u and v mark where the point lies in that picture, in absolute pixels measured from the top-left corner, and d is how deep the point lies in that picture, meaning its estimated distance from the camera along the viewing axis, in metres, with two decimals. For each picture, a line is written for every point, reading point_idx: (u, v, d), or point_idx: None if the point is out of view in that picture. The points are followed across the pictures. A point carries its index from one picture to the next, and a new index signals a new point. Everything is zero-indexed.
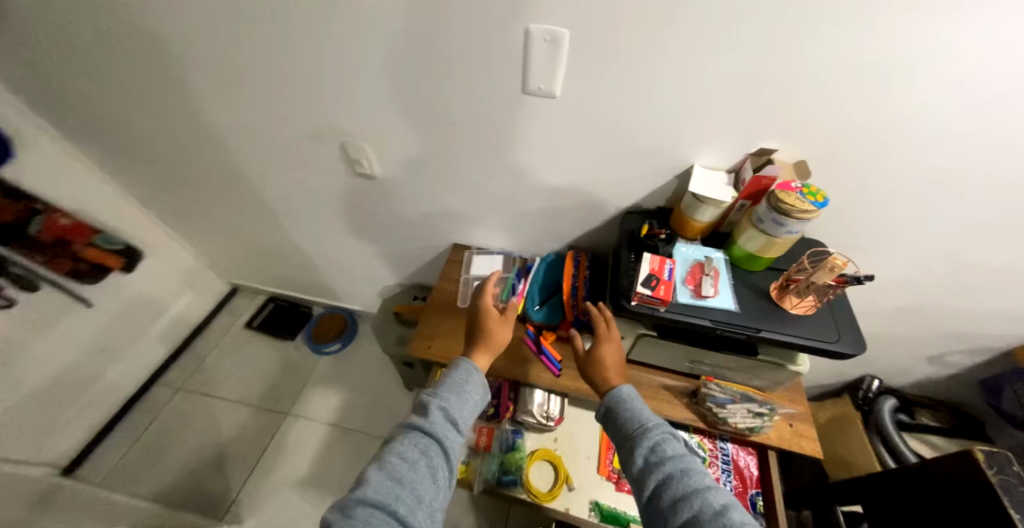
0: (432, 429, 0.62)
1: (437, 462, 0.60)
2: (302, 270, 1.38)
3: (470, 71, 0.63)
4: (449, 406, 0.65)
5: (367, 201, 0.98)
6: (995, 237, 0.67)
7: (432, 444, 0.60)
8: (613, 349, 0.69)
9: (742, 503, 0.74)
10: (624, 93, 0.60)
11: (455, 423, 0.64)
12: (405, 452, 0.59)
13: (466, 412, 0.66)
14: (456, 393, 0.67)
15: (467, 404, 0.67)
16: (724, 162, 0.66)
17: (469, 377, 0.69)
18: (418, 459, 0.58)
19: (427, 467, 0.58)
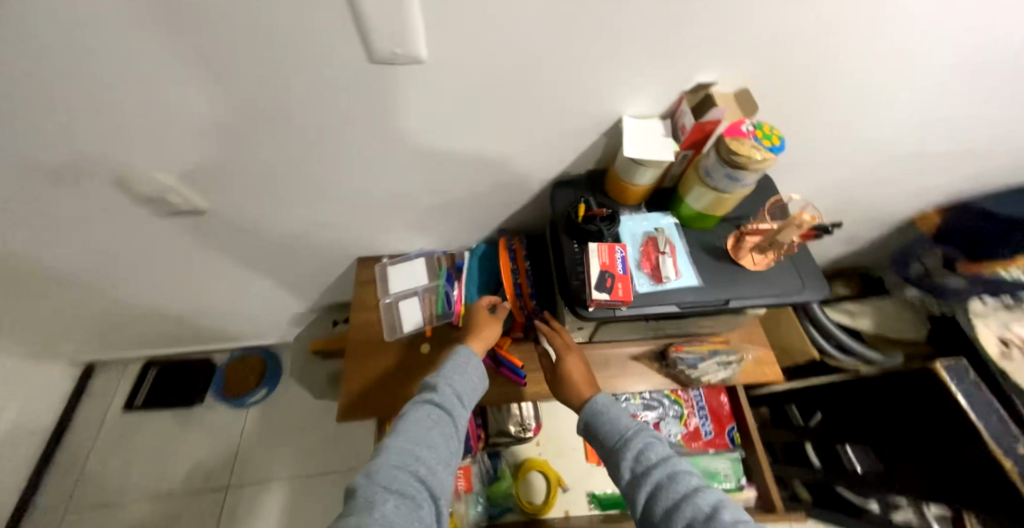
0: (440, 399, 0.54)
1: (451, 434, 0.53)
2: (171, 328, 1.07)
3: (276, 43, 0.39)
4: (456, 379, 0.57)
5: (215, 240, 0.72)
6: (930, 124, 0.62)
7: (442, 416, 0.53)
8: (577, 361, 0.60)
9: (720, 444, 0.76)
10: (518, 35, 0.41)
11: (464, 396, 0.56)
12: (416, 420, 0.52)
13: (475, 389, 0.59)
14: (463, 366, 0.59)
15: (474, 380, 0.59)
16: (655, 107, 0.52)
17: (472, 354, 0.61)
18: (431, 428, 0.52)
19: (441, 437, 0.51)
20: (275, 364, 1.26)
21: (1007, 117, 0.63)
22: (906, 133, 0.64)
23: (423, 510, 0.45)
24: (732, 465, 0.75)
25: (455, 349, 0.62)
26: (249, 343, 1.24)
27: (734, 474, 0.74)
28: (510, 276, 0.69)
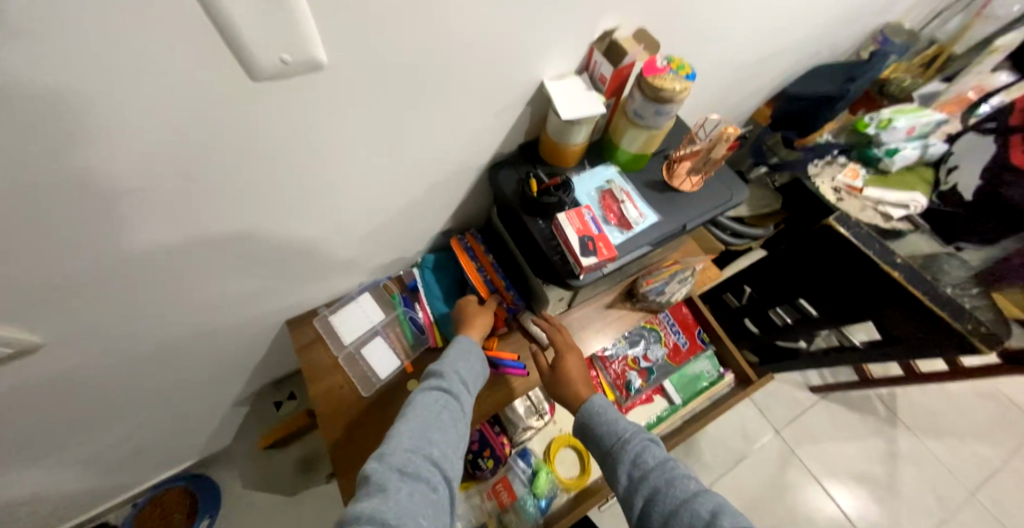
0: (444, 386, 0.51)
1: (460, 421, 0.49)
2: (27, 520, 0.77)
3: (111, 100, 0.27)
4: (459, 367, 0.54)
5: (75, 383, 0.52)
6: (762, 30, 0.74)
7: (450, 401, 0.50)
8: (575, 358, 0.62)
9: (696, 346, 0.86)
10: (435, 17, 0.35)
11: (467, 383, 0.53)
12: (421, 407, 0.48)
13: (478, 376, 0.56)
14: (464, 354, 0.56)
15: (475, 368, 0.56)
16: (570, 64, 0.52)
17: (470, 342, 0.58)
18: (439, 414, 0.48)
19: (449, 423, 0.48)
20: (207, 486, 1.01)
21: (806, 15, 0.78)
22: (749, 42, 0.75)
23: (438, 494, 0.42)
24: (710, 361, 0.86)
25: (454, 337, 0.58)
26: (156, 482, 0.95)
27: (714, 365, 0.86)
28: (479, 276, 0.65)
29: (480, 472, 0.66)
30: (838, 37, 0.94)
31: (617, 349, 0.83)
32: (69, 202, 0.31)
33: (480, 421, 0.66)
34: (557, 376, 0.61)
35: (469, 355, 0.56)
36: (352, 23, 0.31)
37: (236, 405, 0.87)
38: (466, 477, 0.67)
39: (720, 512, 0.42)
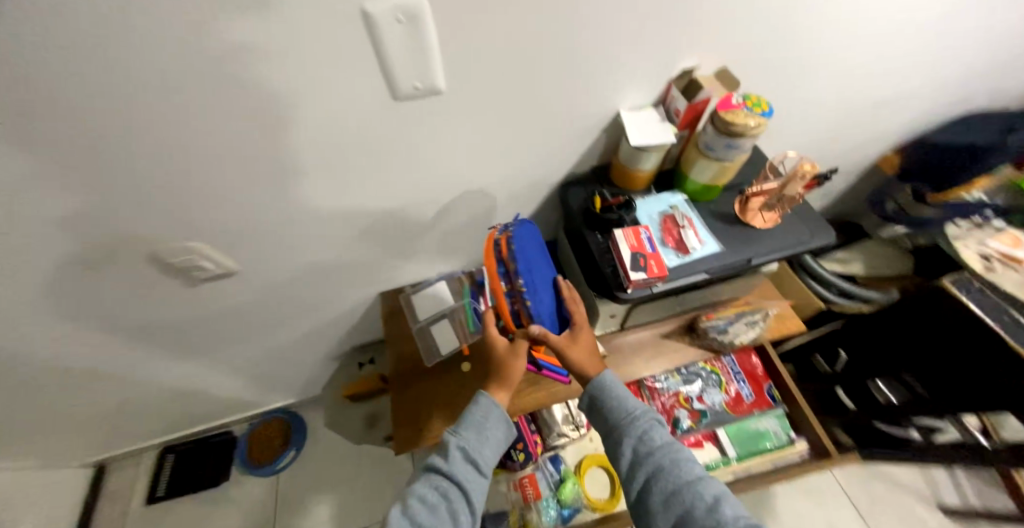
0: (450, 469, 0.53)
1: (458, 506, 0.51)
2: (187, 406, 1.04)
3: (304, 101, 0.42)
4: (470, 446, 0.55)
5: (236, 300, 0.71)
6: (876, 75, 0.70)
7: (449, 485, 0.52)
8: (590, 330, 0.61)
9: (762, 400, 0.80)
10: (522, 54, 0.45)
11: (477, 463, 0.54)
12: (424, 491, 0.52)
13: (491, 453, 0.56)
14: (479, 429, 0.57)
15: (490, 444, 0.56)
16: (648, 97, 0.56)
17: (489, 412, 0.58)
18: (439, 501, 0.51)
19: (449, 509, 0.51)
20: (301, 422, 1.23)
21: (938, 61, 0.72)
22: (859, 87, 0.72)
23: None
24: (778, 421, 0.78)
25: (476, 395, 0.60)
26: (269, 407, 1.20)
27: (783, 428, 0.78)
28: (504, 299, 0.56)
29: (509, 462, 0.70)
30: (996, 87, 0.83)
31: (669, 383, 0.81)
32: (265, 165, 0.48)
33: (518, 415, 0.72)
34: (577, 355, 0.60)
35: (478, 429, 0.57)
36: (458, 57, 0.43)
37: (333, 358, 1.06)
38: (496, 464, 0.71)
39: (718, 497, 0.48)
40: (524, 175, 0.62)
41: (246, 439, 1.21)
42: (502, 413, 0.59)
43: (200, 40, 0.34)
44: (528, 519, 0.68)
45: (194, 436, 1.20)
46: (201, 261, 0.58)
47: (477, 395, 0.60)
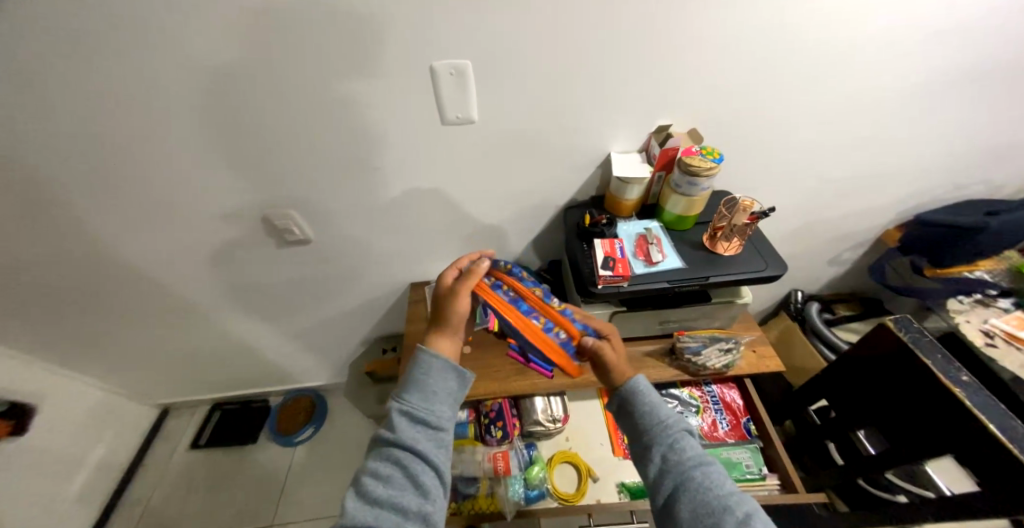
0: (399, 436, 0.51)
1: (417, 468, 0.50)
2: (244, 363, 1.26)
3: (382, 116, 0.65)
4: (416, 408, 0.53)
5: (306, 267, 0.94)
6: (844, 151, 0.83)
7: (402, 453, 0.50)
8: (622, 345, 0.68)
9: (737, 433, 0.85)
10: (529, 102, 0.66)
11: (427, 420, 0.52)
12: (380, 467, 0.50)
13: (441, 407, 0.54)
14: (422, 387, 0.55)
15: (439, 398, 0.55)
16: (632, 144, 0.74)
17: (431, 368, 0.56)
18: (397, 474, 0.49)
19: (408, 476, 0.49)
20: (324, 404, 1.42)
21: (904, 144, 0.83)
22: (829, 160, 0.84)
23: None
24: (751, 455, 0.82)
25: (416, 355, 0.58)
26: (304, 384, 1.42)
27: (755, 462, 0.81)
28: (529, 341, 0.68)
29: (488, 437, 0.82)
30: (982, 175, 0.91)
31: None
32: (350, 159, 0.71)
33: (503, 397, 0.83)
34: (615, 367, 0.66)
35: (423, 388, 0.55)
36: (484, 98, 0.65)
37: (365, 343, 1.25)
38: (476, 437, 0.83)
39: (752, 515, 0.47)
40: (532, 195, 0.81)
41: (278, 410, 1.42)
42: (448, 364, 0.57)
43: (335, 72, 0.59)
44: (495, 491, 0.76)
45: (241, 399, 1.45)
46: (292, 229, 0.81)
47: (420, 353, 0.58)
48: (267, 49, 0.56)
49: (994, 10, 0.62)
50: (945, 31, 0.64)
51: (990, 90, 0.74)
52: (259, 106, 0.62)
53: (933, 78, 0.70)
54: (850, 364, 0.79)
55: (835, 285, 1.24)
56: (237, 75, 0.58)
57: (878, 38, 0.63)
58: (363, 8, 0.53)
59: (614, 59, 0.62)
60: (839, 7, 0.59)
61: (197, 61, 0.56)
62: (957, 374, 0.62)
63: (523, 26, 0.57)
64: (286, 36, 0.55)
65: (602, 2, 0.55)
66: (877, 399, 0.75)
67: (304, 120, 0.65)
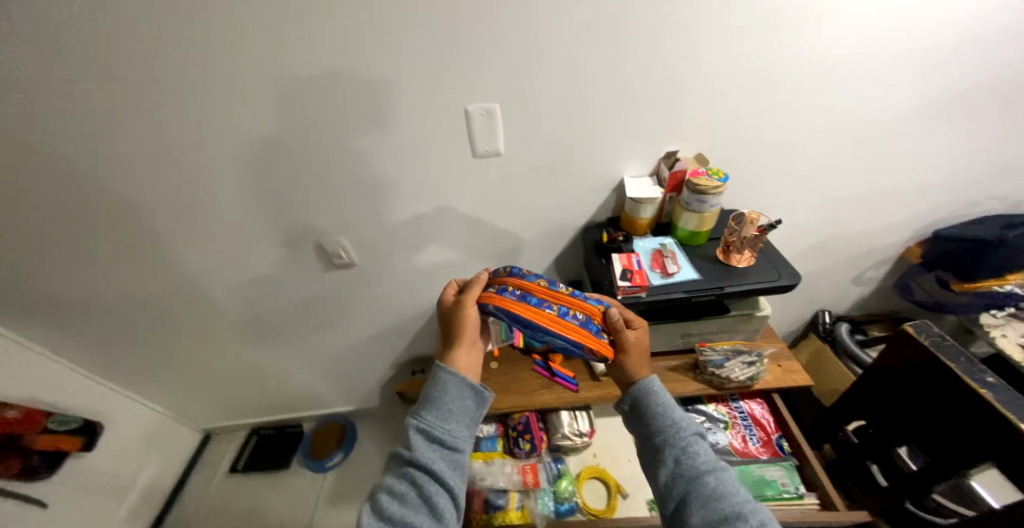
0: (414, 455, 0.55)
1: (431, 489, 0.53)
2: (284, 385, 1.35)
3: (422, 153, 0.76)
4: (432, 427, 0.56)
5: (349, 288, 1.03)
6: (848, 171, 0.87)
7: (417, 472, 0.54)
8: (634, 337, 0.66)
9: (769, 450, 0.84)
10: (547, 136, 0.76)
11: (442, 440, 0.56)
12: (396, 484, 0.54)
13: (456, 426, 0.57)
14: (439, 406, 0.58)
15: (454, 418, 0.58)
16: (644, 169, 0.82)
17: (448, 386, 0.60)
18: (411, 492, 0.53)
19: (422, 496, 0.53)
20: (354, 431, 1.47)
21: (908, 163, 0.87)
22: (835, 181, 0.89)
23: None
24: (786, 473, 0.80)
25: (435, 373, 0.61)
26: (336, 410, 1.48)
27: (792, 480, 0.78)
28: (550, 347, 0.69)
29: (516, 449, 0.84)
30: (998, 190, 0.93)
31: None
32: (392, 190, 0.82)
33: (530, 410, 0.86)
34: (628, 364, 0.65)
35: (441, 408, 0.58)
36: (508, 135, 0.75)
37: (396, 366, 1.31)
38: (505, 450, 0.85)
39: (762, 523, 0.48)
40: (552, 217, 0.89)
41: (311, 435, 1.48)
42: (464, 382, 0.60)
43: (384, 117, 0.71)
44: (525, 504, 0.77)
45: (276, 423, 1.52)
46: (340, 253, 0.92)
47: (437, 371, 0.61)
48: (332, 101, 0.68)
49: (974, 40, 0.68)
50: (929, 59, 0.70)
51: (988, 109, 0.78)
52: (321, 147, 0.74)
53: (927, 100, 0.76)
54: (873, 377, 0.78)
55: (863, 305, 1.23)
56: (305, 124, 0.71)
57: (865, 68, 0.70)
58: (410, 65, 0.65)
59: (622, 96, 0.71)
60: (820, 45, 0.67)
61: (276, 113, 0.69)
62: (981, 375, 0.61)
63: (542, 75, 0.68)
64: (347, 91, 0.67)
65: (606, 52, 0.66)
66: (910, 411, 0.73)
67: (357, 157, 0.76)
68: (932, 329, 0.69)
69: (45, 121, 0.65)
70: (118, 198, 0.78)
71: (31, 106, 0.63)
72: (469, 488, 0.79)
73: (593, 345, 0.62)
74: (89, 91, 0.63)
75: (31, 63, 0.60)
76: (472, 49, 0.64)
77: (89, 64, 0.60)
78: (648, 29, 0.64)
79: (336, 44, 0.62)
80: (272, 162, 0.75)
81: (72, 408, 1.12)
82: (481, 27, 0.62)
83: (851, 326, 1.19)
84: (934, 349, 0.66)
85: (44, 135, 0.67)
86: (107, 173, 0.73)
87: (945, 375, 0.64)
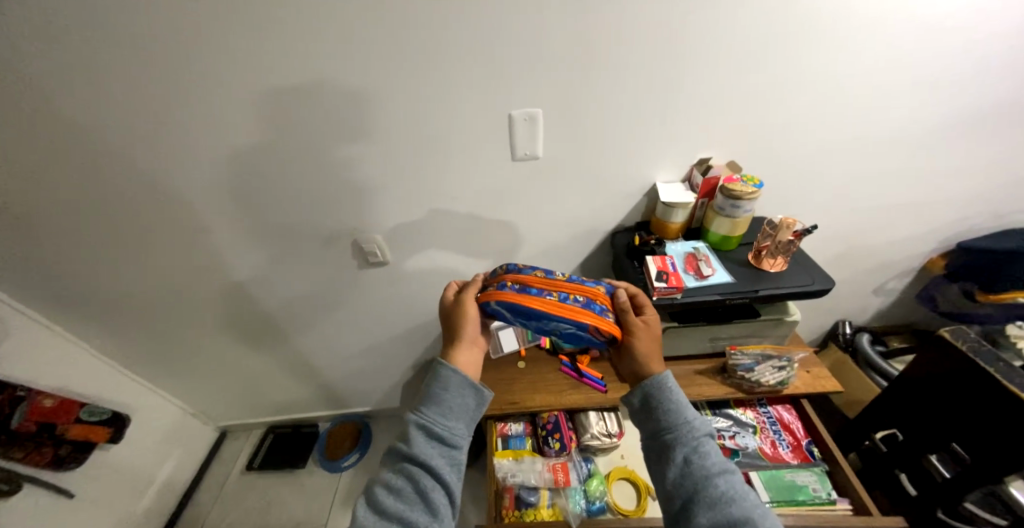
0: (412, 451, 0.54)
1: (428, 487, 0.52)
2: (305, 383, 1.36)
3: (463, 155, 0.79)
4: (432, 423, 0.55)
5: (379, 286, 1.06)
6: (875, 182, 0.89)
7: (415, 469, 0.53)
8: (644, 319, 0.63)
9: (799, 455, 0.84)
10: (585, 141, 0.78)
11: (441, 437, 0.55)
12: (392, 479, 0.54)
13: (455, 424, 0.56)
14: (439, 402, 0.57)
15: (455, 415, 0.57)
16: (675, 175, 0.84)
17: (449, 383, 0.58)
18: (407, 487, 0.53)
19: (418, 493, 0.52)
20: (370, 431, 1.48)
21: (934, 176, 0.89)
22: (861, 191, 0.91)
23: None
24: (818, 478, 0.80)
25: (435, 366, 0.60)
26: (353, 410, 1.49)
27: (823, 486, 0.79)
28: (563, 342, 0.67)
29: (546, 448, 0.85)
30: (1023, 204, 0.95)
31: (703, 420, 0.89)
32: (431, 190, 0.85)
33: (560, 410, 0.87)
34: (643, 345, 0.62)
35: (442, 405, 0.57)
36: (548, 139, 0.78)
37: (417, 367, 1.33)
38: (535, 448, 0.86)
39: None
40: (583, 220, 0.92)
41: (327, 435, 1.48)
42: (465, 380, 0.58)
43: (431, 120, 0.74)
44: (557, 502, 0.78)
45: (291, 422, 1.53)
46: (375, 251, 0.94)
47: (437, 364, 0.60)
48: (382, 103, 0.71)
49: (1001, 58, 0.71)
50: (957, 76, 0.73)
51: (1014, 124, 0.80)
52: (367, 147, 0.77)
53: (954, 114, 0.78)
54: (906, 383, 0.79)
55: (883, 316, 1.24)
56: (355, 125, 0.74)
57: (896, 82, 0.73)
58: (461, 71, 0.68)
59: (660, 104, 0.74)
60: (853, 60, 0.70)
61: (328, 114, 0.72)
62: (1022, 379, 0.62)
63: (584, 83, 0.71)
64: (398, 94, 0.70)
65: (648, 63, 0.69)
66: (944, 417, 0.74)
67: (400, 157, 0.79)
68: (969, 335, 0.70)
69: (113, 116, 0.69)
70: (169, 190, 0.81)
71: (102, 101, 0.67)
72: (501, 484, 0.81)
73: (596, 323, 0.60)
74: (157, 87, 0.67)
75: (107, 60, 0.63)
76: (521, 57, 0.67)
77: (160, 63, 0.64)
78: (690, 42, 0.67)
79: (392, 49, 0.65)
80: (320, 161, 0.79)
81: (101, 399, 1.14)
82: (531, 37, 0.65)
83: (872, 336, 1.20)
84: (972, 353, 0.67)
85: (109, 129, 0.71)
86: (162, 167, 0.77)
87: (983, 379, 0.65)
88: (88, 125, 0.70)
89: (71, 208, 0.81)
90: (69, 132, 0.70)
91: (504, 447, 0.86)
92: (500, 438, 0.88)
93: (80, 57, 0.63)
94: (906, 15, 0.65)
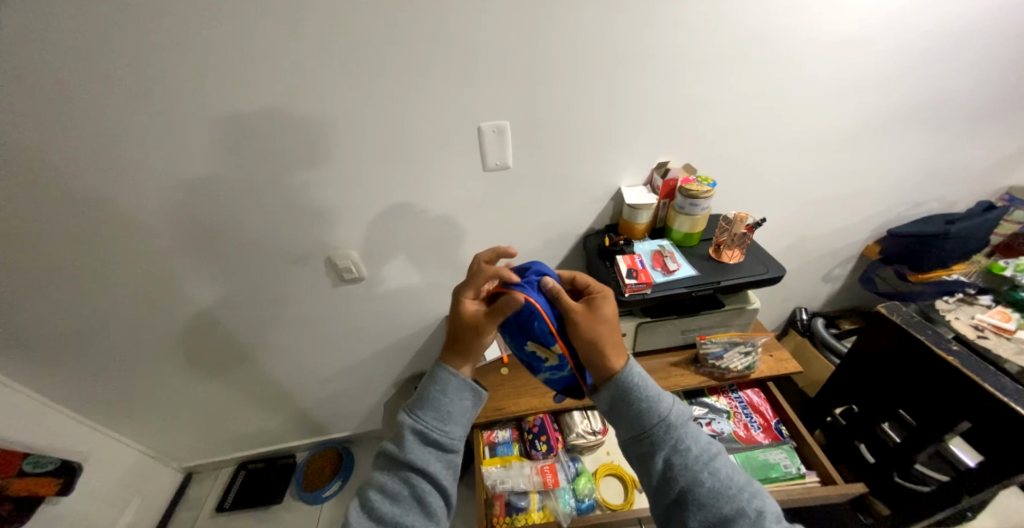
0: (409, 457, 0.53)
1: (421, 491, 0.52)
2: (279, 412, 1.31)
3: (436, 167, 0.81)
4: (428, 429, 0.53)
5: (355, 304, 1.04)
6: (815, 179, 0.99)
7: (409, 473, 0.53)
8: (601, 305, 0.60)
9: (771, 435, 0.90)
10: (553, 151, 0.82)
11: (439, 442, 0.53)
12: (388, 483, 0.53)
13: (453, 428, 0.55)
14: (436, 406, 0.55)
15: (452, 419, 0.55)
16: (639, 179, 0.90)
17: (448, 386, 0.56)
18: (403, 492, 0.52)
19: (414, 496, 0.52)
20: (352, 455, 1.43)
21: (865, 170, 0.99)
22: (802, 188, 1.00)
23: None
24: (787, 454, 0.85)
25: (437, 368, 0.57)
26: (333, 435, 1.44)
27: (793, 461, 0.84)
28: (557, 350, 0.60)
29: (533, 451, 0.86)
30: (937, 192, 1.07)
31: None
32: (406, 203, 0.86)
33: (545, 412, 0.89)
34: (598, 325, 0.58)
35: (437, 408, 0.55)
36: (518, 149, 0.81)
37: (398, 383, 1.31)
38: (522, 452, 0.87)
39: (755, 508, 0.51)
40: (555, 225, 0.96)
41: (306, 464, 1.42)
42: (463, 382, 0.56)
43: (402, 134, 0.76)
44: (547, 503, 0.79)
45: (265, 456, 1.46)
46: (352, 268, 0.94)
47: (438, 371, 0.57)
48: (354, 120, 0.72)
49: (906, 66, 0.81)
50: (873, 80, 0.82)
51: (924, 122, 0.91)
52: (339, 163, 0.77)
53: (872, 116, 0.88)
54: (852, 358, 0.86)
55: (833, 301, 1.35)
56: (326, 143, 0.74)
57: (822, 87, 0.82)
58: (429, 86, 0.71)
59: (620, 114, 0.79)
60: (784, 74, 0.78)
61: (299, 132, 0.72)
62: (947, 344, 0.70)
63: (549, 97, 0.75)
64: (368, 109, 0.72)
65: (608, 76, 0.74)
66: (887, 389, 0.80)
67: (374, 173, 0.80)
68: (901, 307, 0.78)
69: (65, 143, 0.66)
70: (124, 218, 0.77)
71: (53, 127, 0.65)
72: (490, 492, 0.81)
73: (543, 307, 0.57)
74: (114, 112, 0.65)
75: (58, 81, 0.61)
76: (488, 73, 0.71)
77: (118, 85, 0.63)
78: (642, 56, 0.72)
79: (361, 68, 0.67)
80: (290, 179, 0.78)
81: (49, 447, 1.05)
82: (497, 53, 0.69)
83: (825, 321, 1.31)
84: (904, 324, 0.75)
85: (60, 157, 0.68)
86: (120, 194, 0.74)
87: (917, 346, 0.73)
88: (37, 155, 0.67)
89: (14, 243, 0.76)
90: (10, 158, 0.66)
91: (491, 455, 0.87)
92: (487, 446, 0.88)
93: (32, 82, 0.61)
94: (825, 29, 0.74)
